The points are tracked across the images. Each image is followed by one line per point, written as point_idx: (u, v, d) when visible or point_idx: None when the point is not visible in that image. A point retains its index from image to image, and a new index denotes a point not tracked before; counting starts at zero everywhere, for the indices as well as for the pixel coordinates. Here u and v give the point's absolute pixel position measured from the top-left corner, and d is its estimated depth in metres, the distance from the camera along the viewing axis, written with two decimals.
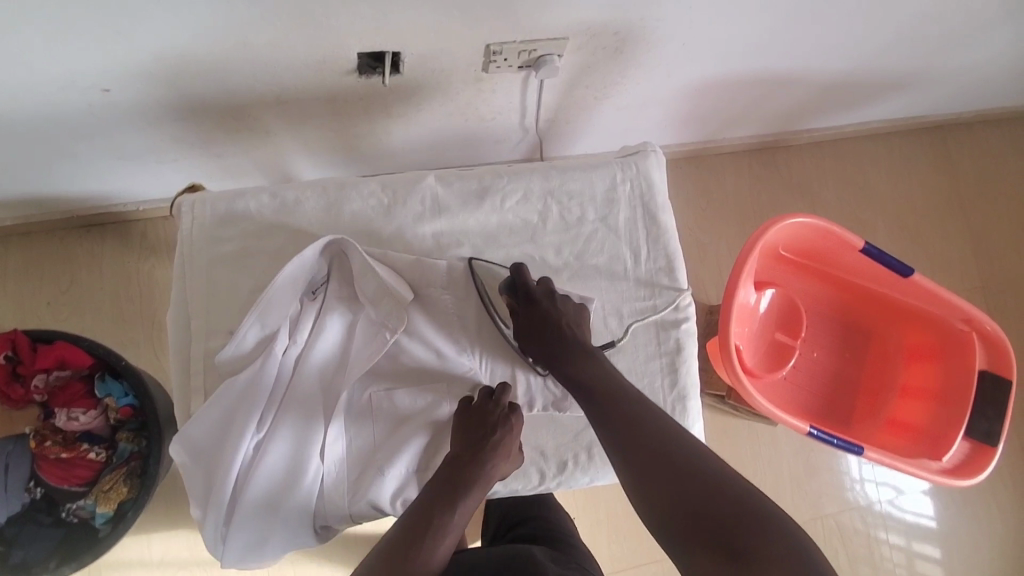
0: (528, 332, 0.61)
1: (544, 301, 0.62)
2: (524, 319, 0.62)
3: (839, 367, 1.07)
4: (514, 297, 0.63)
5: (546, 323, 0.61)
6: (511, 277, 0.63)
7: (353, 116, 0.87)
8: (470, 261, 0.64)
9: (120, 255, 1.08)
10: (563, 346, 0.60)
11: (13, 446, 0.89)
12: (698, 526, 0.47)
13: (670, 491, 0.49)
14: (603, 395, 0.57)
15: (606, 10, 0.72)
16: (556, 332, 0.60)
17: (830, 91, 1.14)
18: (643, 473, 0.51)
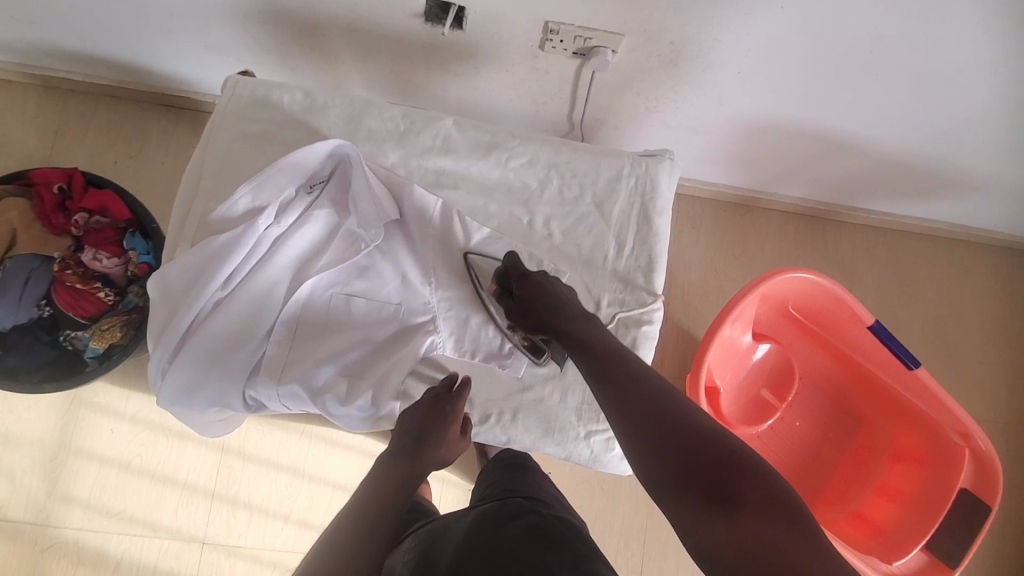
0: (524, 308, 0.63)
1: (539, 280, 0.64)
2: (522, 296, 0.63)
3: (818, 445, 1.03)
4: (508, 284, 0.66)
5: (544, 297, 0.62)
6: (504, 264, 0.66)
7: (412, 64, 0.92)
8: (467, 253, 0.67)
9: (187, 138, 1.19)
10: (562, 313, 0.60)
11: (38, 264, 0.95)
12: (693, 472, 0.44)
13: (667, 435, 0.46)
14: (601, 351, 0.56)
15: (663, 17, 0.75)
16: (553, 304, 0.61)
17: (890, 171, 1.11)
18: (638, 418, 0.49)
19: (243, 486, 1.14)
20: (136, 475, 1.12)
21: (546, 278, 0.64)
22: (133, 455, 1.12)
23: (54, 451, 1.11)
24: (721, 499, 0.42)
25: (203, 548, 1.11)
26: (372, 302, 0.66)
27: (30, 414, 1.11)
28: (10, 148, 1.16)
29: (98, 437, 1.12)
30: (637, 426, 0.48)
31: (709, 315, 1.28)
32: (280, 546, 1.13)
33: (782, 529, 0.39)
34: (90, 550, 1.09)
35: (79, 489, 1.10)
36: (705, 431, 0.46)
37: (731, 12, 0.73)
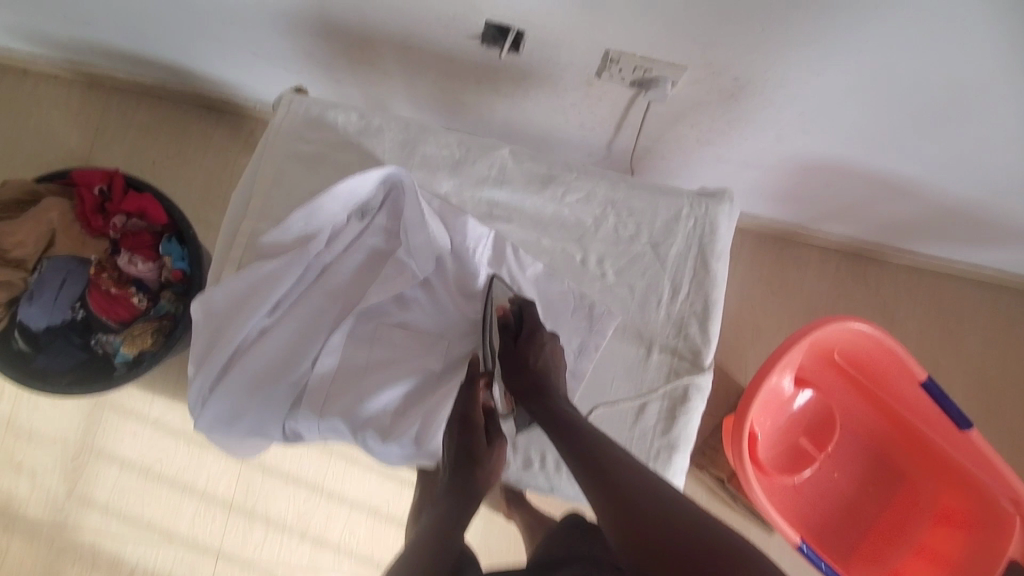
0: (518, 363, 0.62)
1: (545, 343, 0.63)
2: (521, 353, 0.62)
3: (858, 499, 0.99)
4: (515, 326, 0.64)
5: (541, 368, 0.61)
6: (520, 307, 0.64)
7: (462, 84, 0.91)
8: (492, 277, 0.66)
9: (227, 142, 1.18)
10: (551, 393, 0.60)
11: (75, 266, 0.95)
12: (680, 562, 0.46)
13: (648, 531, 0.48)
14: (586, 437, 0.57)
15: (729, 54, 0.72)
16: (543, 382, 0.61)
17: (944, 216, 1.07)
18: (618, 511, 0.50)
19: (261, 498, 1.12)
20: (156, 480, 1.11)
21: (552, 342, 0.63)
22: (153, 460, 1.11)
23: (76, 451, 1.10)
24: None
25: (217, 559, 1.09)
26: (417, 334, 0.65)
27: (56, 412, 1.10)
28: (51, 145, 1.16)
29: (121, 439, 1.11)
30: (618, 518, 0.50)
31: (744, 350, 1.25)
32: (295, 561, 1.11)
33: None
34: (105, 555, 1.08)
35: (98, 491, 1.09)
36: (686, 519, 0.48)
37: (803, 53, 0.71)
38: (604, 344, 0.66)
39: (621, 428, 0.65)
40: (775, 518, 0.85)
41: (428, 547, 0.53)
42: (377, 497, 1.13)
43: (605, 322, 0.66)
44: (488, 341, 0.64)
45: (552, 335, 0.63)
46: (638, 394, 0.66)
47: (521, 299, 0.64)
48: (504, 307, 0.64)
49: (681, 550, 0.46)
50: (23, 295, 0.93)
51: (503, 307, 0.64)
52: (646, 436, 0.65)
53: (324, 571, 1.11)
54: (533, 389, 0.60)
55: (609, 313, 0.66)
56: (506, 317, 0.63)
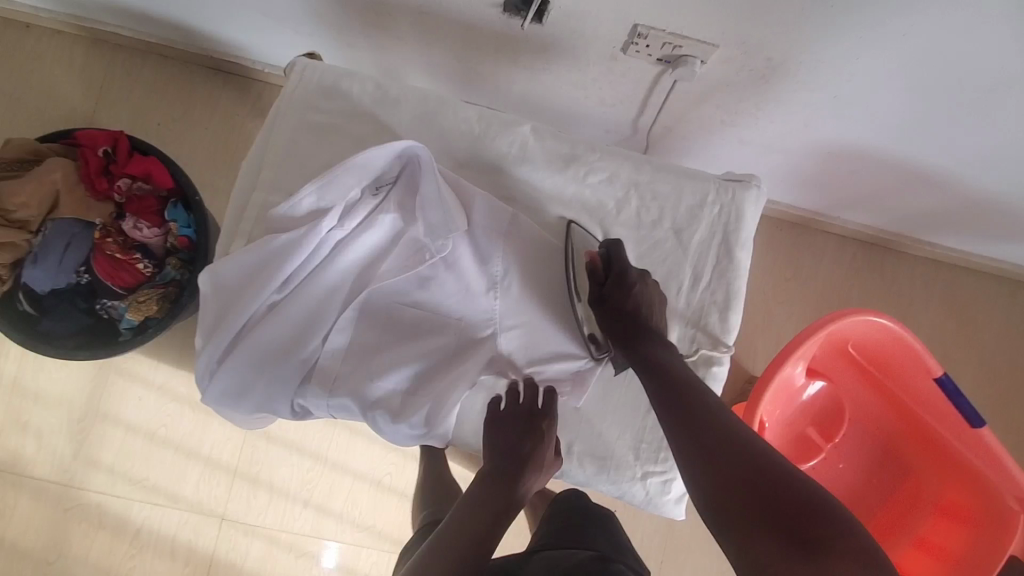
0: (609, 304, 0.63)
1: (635, 283, 0.63)
2: (610, 295, 0.63)
3: (860, 488, 0.99)
4: (604, 270, 0.64)
5: (632, 308, 0.62)
6: (606, 251, 0.64)
7: (479, 54, 0.87)
8: (571, 223, 0.66)
9: (234, 105, 1.14)
10: (645, 335, 0.61)
11: (78, 230, 0.93)
12: (761, 517, 0.44)
13: (733, 485, 0.47)
14: (679, 386, 0.56)
15: (766, 32, 0.69)
16: (637, 320, 0.62)
17: (969, 209, 1.04)
18: (703, 462, 0.49)
19: (265, 466, 1.13)
20: (160, 445, 1.11)
21: (642, 282, 0.63)
22: (159, 425, 1.11)
23: (82, 414, 1.10)
24: (783, 519, 0.43)
25: (222, 523, 1.11)
26: (430, 315, 0.64)
27: (61, 373, 1.10)
28: (53, 102, 1.13)
29: (126, 404, 1.11)
30: (702, 470, 0.49)
31: (754, 336, 1.23)
32: (299, 528, 1.12)
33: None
34: (111, 515, 1.09)
35: (104, 454, 1.10)
36: (779, 475, 0.46)
37: (844, 36, 0.67)
38: None
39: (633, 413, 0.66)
40: None
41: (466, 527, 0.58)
42: (381, 469, 1.14)
43: None
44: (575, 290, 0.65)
45: (642, 274, 0.63)
46: None
47: (608, 242, 0.65)
48: (591, 253, 0.65)
49: (768, 503, 0.45)
50: (28, 257, 0.91)
51: (591, 253, 0.65)
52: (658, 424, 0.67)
53: (326, 539, 1.12)
54: (628, 331, 0.61)
55: None
56: (593, 261, 0.64)
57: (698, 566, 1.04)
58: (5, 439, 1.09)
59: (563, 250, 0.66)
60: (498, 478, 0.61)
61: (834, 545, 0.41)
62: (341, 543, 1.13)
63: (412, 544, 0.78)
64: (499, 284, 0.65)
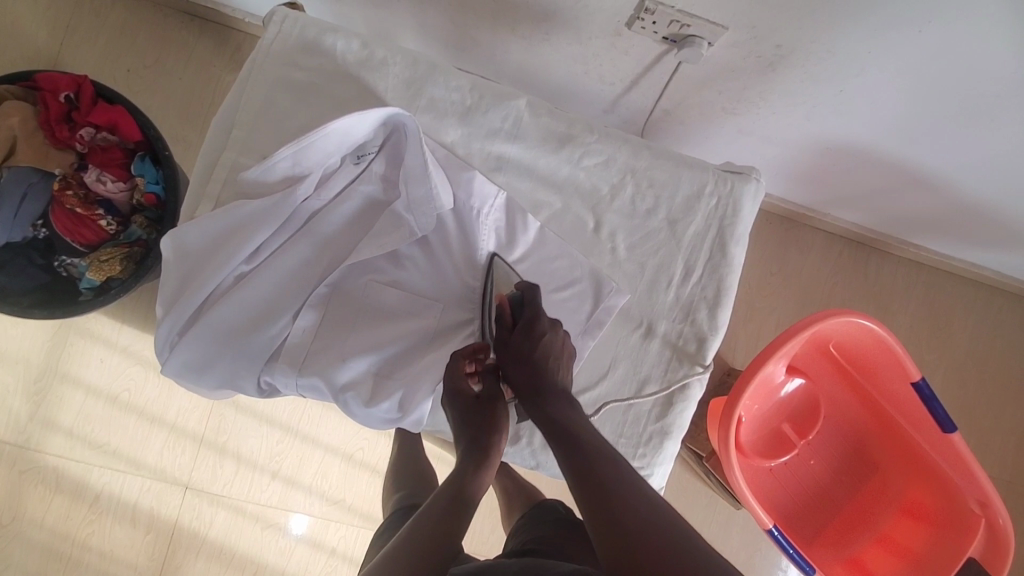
0: (515, 355, 0.57)
1: (546, 331, 0.58)
2: (518, 344, 0.57)
3: (829, 485, 1.00)
4: (516, 314, 0.59)
5: (540, 363, 0.56)
6: (521, 294, 0.59)
7: (475, 20, 0.82)
8: (493, 257, 0.62)
9: (210, 56, 1.07)
10: (548, 394, 0.55)
11: (37, 180, 0.87)
12: None
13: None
14: (588, 451, 0.50)
15: (778, 17, 0.66)
16: (543, 374, 0.56)
17: (957, 214, 1.04)
18: (615, 548, 0.42)
19: (233, 436, 1.10)
20: (123, 410, 1.07)
21: (554, 331, 0.58)
22: (121, 389, 1.07)
23: (39, 374, 1.05)
24: None
25: (186, 492, 1.08)
26: (410, 294, 0.62)
27: (18, 331, 1.05)
28: (10, 38, 1.04)
29: (87, 365, 1.06)
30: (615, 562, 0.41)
31: (735, 329, 1.23)
32: (265, 500, 1.10)
33: None
34: (69, 479, 1.06)
35: (63, 416, 1.06)
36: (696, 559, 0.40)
37: (858, 27, 0.64)
38: (608, 322, 0.63)
39: (614, 410, 0.64)
40: (754, 503, 0.84)
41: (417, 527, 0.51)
42: (352, 443, 1.12)
43: (611, 299, 0.62)
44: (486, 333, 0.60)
45: (554, 325, 0.58)
46: (636, 376, 0.64)
47: (525, 284, 0.59)
48: (503, 295, 0.60)
49: None
50: None
51: (503, 296, 0.60)
52: (639, 418, 0.64)
53: (293, 510, 1.10)
54: (533, 385, 0.55)
55: (617, 293, 0.62)
56: (503, 306, 0.59)
57: None
58: None
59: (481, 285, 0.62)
60: (446, 510, 0.53)
61: None
62: (308, 516, 1.11)
63: (386, 521, 0.77)
64: None
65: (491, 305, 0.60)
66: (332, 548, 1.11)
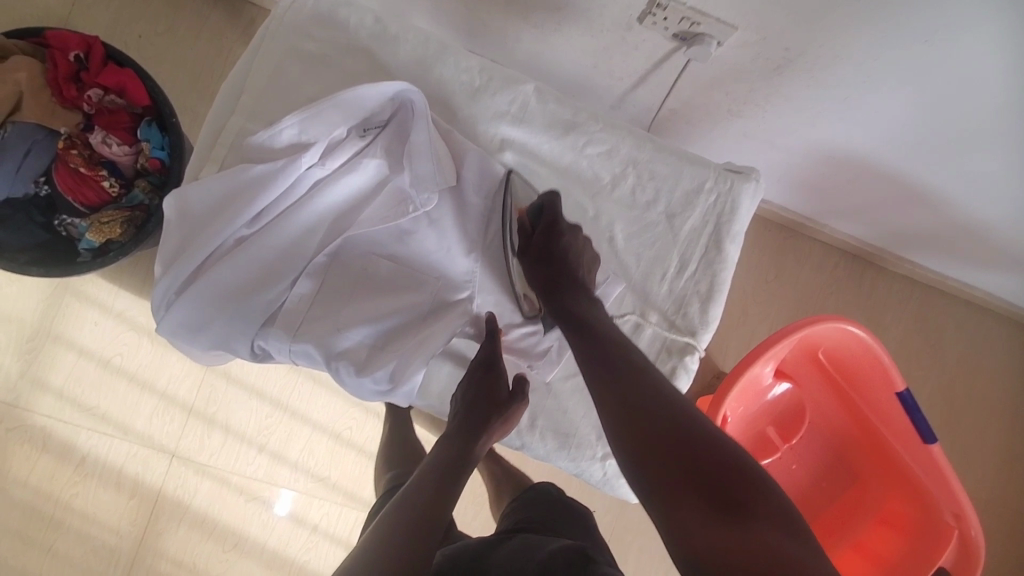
0: (540, 258, 0.60)
1: (565, 233, 0.60)
2: (540, 247, 0.60)
3: (809, 490, 1.02)
4: (536, 222, 0.62)
5: (562, 261, 0.59)
6: (541, 202, 0.62)
7: (490, 6, 0.83)
8: (511, 173, 0.63)
9: (223, 27, 1.08)
10: (571, 290, 0.58)
11: (41, 137, 0.87)
12: (691, 485, 0.44)
13: (663, 460, 0.45)
14: (604, 346, 0.54)
15: (788, 21, 0.66)
16: (565, 272, 0.59)
17: (952, 231, 1.05)
18: (630, 435, 0.47)
19: (222, 407, 1.10)
20: (114, 374, 1.08)
21: (572, 232, 0.61)
22: (113, 353, 1.07)
23: (32, 332, 1.06)
24: (713, 486, 0.43)
25: (172, 460, 1.09)
26: (408, 270, 0.62)
27: (14, 289, 1.05)
28: None
29: (81, 327, 1.06)
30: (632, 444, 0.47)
31: (727, 332, 1.25)
32: (250, 472, 1.10)
33: (787, 535, 0.41)
34: (56, 439, 1.06)
35: (54, 376, 1.06)
36: (703, 439, 0.46)
37: (866, 34, 0.65)
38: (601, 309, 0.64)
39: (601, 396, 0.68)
40: None
41: (416, 494, 0.55)
42: (341, 422, 1.13)
43: (605, 287, 0.63)
44: (506, 245, 0.62)
45: (574, 227, 0.61)
46: None
47: (544, 193, 0.62)
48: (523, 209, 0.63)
49: (697, 470, 0.44)
50: None
51: (523, 210, 0.62)
52: None
53: (277, 485, 1.11)
54: (552, 279, 0.58)
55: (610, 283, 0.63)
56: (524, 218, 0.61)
57: (644, 548, 1.06)
58: None
59: (499, 200, 0.63)
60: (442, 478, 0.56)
61: (758, 511, 0.42)
62: (292, 491, 1.11)
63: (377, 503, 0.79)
64: (494, 245, 0.64)
65: (512, 218, 0.62)
66: (314, 524, 1.12)
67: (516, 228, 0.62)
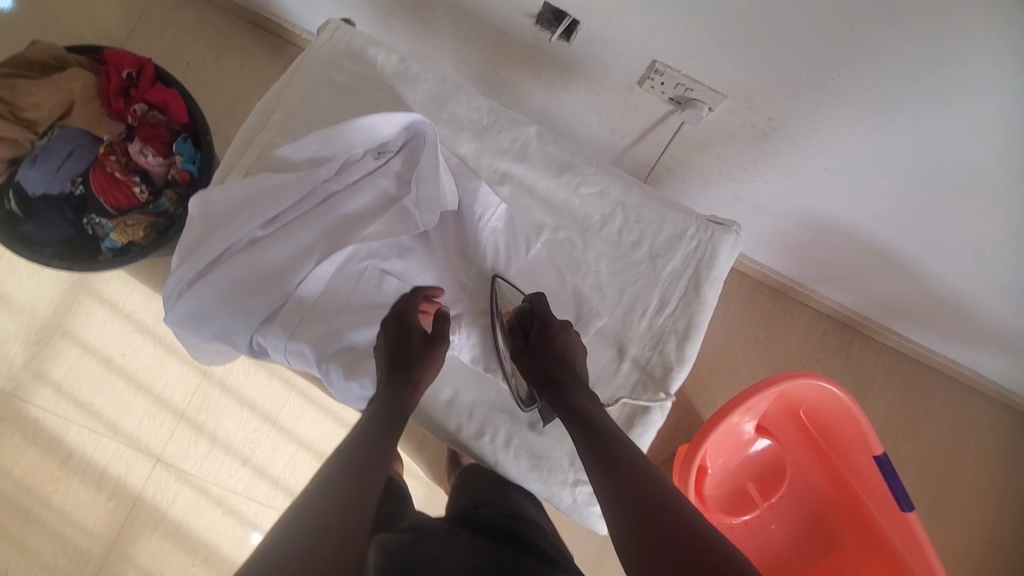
0: (536, 357, 0.63)
1: (558, 330, 0.64)
2: (537, 349, 0.63)
3: (787, 550, 1.00)
4: (528, 324, 0.65)
5: (557, 358, 0.62)
6: (530, 303, 0.65)
7: (507, 59, 0.91)
8: (496, 277, 0.68)
9: (264, 62, 1.18)
10: (572, 385, 0.61)
11: (84, 142, 0.95)
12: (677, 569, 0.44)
13: (652, 536, 0.47)
14: (603, 434, 0.57)
15: (773, 90, 0.74)
16: (561, 368, 0.62)
17: (935, 305, 1.08)
18: (626, 520, 0.49)
19: (212, 416, 1.12)
20: (114, 373, 1.11)
21: (564, 329, 0.64)
22: (116, 353, 1.11)
23: (42, 324, 1.10)
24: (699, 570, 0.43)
25: (156, 464, 1.10)
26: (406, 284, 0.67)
27: (32, 283, 1.10)
28: (89, 19, 1.15)
29: (89, 325, 1.11)
30: (625, 527, 0.48)
31: (714, 388, 1.27)
32: (231, 485, 1.11)
33: None
34: (46, 432, 1.08)
35: (55, 369, 1.09)
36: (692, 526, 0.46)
37: (842, 106, 0.72)
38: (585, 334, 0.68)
39: None
40: None
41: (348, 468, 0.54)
42: (326, 442, 1.14)
43: (587, 315, 0.67)
44: (500, 345, 0.66)
45: (564, 323, 0.64)
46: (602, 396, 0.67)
47: (532, 294, 0.65)
48: (511, 311, 0.67)
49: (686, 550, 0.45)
50: (27, 157, 0.92)
51: (512, 312, 0.67)
52: None
53: (255, 500, 1.11)
54: (550, 379, 0.61)
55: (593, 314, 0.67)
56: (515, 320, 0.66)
57: None
58: None
59: (489, 305, 0.68)
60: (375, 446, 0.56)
61: None
62: (269, 508, 1.11)
63: None
64: (492, 266, 0.69)
65: (503, 320, 0.67)
66: None
67: (509, 329, 0.66)
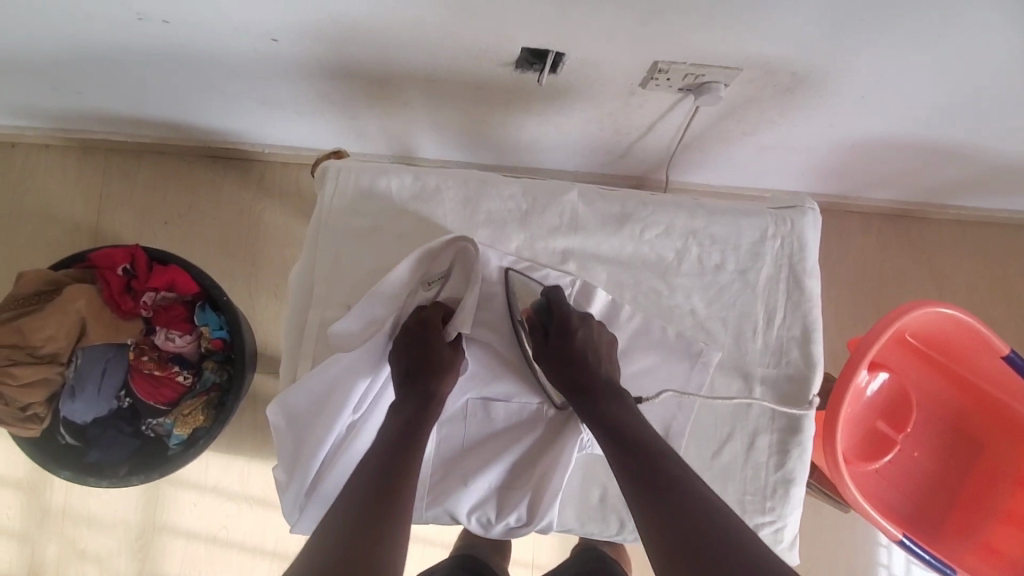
0: (562, 357, 0.63)
1: (578, 328, 0.64)
2: (557, 346, 0.63)
3: (937, 471, 0.97)
4: (547, 320, 0.66)
5: (585, 360, 0.62)
6: (546, 297, 0.67)
7: (490, 107, 0.85)
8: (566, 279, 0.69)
9: (237, 190, 1.11)
10: (608, 390, 0.60)
11: (112, 352, 0.91)
12: None
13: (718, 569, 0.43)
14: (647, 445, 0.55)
15: (795, 48, 0.67)
16: (589, 368, 0.62)
17: (996, 173, 1.03)
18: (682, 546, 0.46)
19: None
20: (225, 547, 1.08)
21: (590, 323, 0.65)
22: (218, 527, 1.08)
23: (139, 530, 1.08)
24: None
25: None
26: (512, 409, 0.69)
27: (112, 495, 1.08)
28: (54, 219, 1.10)
29: (181, 512, 1.08)
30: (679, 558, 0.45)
31: None
32: None
33: None
34: None
35: (168, 566, 1.07)
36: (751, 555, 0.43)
37: (872, 43, 0.66)
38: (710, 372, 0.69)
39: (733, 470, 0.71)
40: (874, 516, 0.83)
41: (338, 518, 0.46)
42: None
43: (706, 356, 0.68)
44: (523, 341, 0.67)
45: (583, 317, 0.65)
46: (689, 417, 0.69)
47: (549, 288, 0.67)
48: (528, 309, 0.68)
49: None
50: (63, 390, 0.88)
51: (529, 308, 0.68)
52: (757, 474, 0.71)
53: None
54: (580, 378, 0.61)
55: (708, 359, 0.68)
56: (534, 315, 0.66)
57: None
58: (66, 569, 1.07)
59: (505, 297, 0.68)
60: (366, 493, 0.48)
61: None
62: None
63: None
64: None
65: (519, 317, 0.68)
66: None
67: (529, 328, 0.67)
